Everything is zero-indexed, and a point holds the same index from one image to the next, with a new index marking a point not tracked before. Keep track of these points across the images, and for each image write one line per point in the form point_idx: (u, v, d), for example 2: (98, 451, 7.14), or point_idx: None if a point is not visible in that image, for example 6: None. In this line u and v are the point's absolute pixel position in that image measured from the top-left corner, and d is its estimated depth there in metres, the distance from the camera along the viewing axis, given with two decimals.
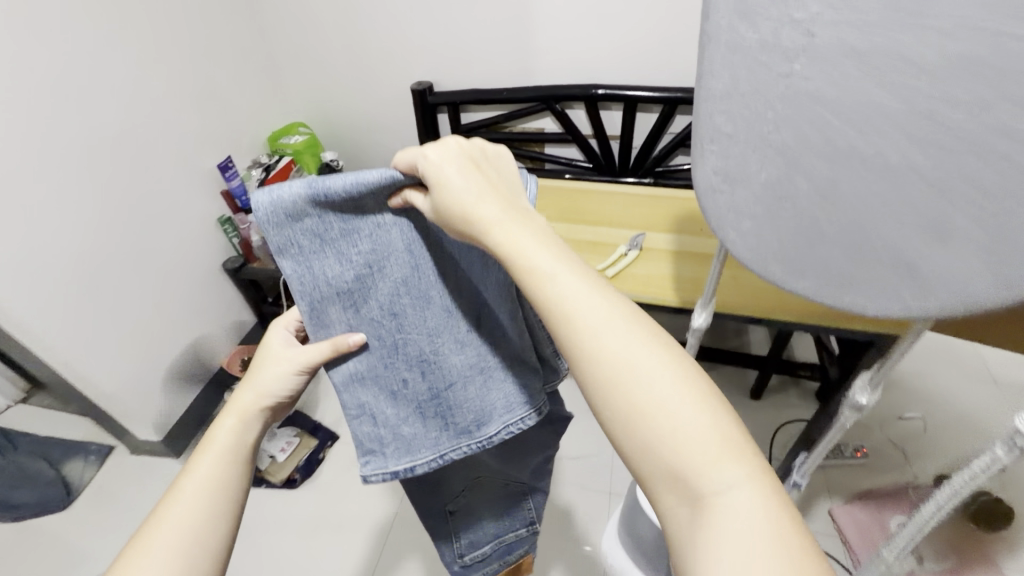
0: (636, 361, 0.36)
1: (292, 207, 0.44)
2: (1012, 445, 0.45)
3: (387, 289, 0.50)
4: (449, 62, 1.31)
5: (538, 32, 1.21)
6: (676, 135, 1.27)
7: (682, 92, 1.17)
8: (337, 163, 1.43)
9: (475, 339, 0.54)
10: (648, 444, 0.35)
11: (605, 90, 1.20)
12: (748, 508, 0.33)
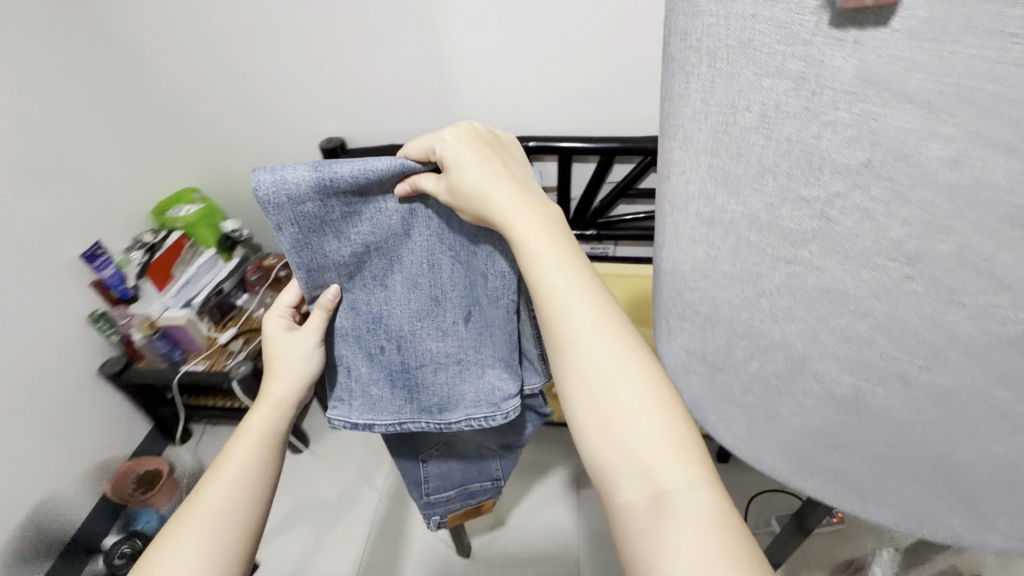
0: (605, 360, 0.56)
1: (291, 189, 0.60)
2: None
3: (392, 264, 0.71)
4: (357, 116, 1.26)
5: (466, 82, 1.18)
6: (617, 185, 1.30)
7: (615, 144, 1.20)
8: (238, 234, 1.38)
9: (457, 328, 0.76)
10: (611, 418, 0.54)
11: (536, 141, 1.21)
12: (699, 501, 0.50)
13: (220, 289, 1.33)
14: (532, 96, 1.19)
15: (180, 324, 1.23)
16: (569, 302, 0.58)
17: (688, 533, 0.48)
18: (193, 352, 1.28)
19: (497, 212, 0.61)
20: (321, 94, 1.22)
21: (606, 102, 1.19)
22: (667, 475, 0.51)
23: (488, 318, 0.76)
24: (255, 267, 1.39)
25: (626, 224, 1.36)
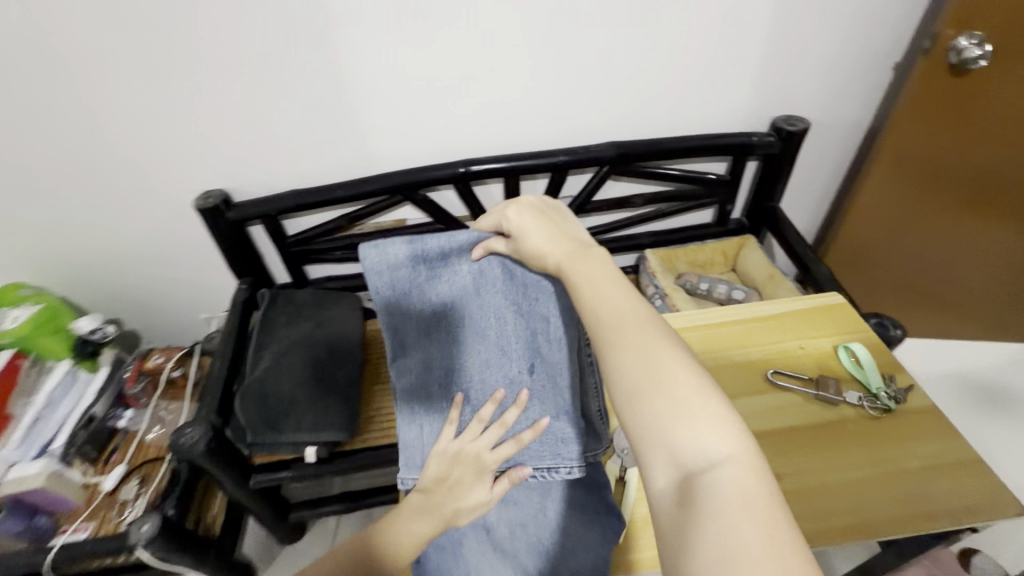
0: (652, 338, 0.46)
1: (391, 255, 0.67)
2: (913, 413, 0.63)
3: (461, 319, 0.69)
4: (240, 161, 1.01)
5: (382, 105, 0.97)
6: (571, 200, 1.14)
7: (565, 157, 1.04)
8: (101, 333, 1.04)
9: (519, 372, 0.68)
10: (637, 395, 0.43)
11: (470, 166, 1.02)
12: (735, 477, 0.38)
13: (90, 414, 1.00)
14: (462, 113, 1.01)
15: (39, 488, 0.88)
16: (614, 305, 0.50)
17: (709, 529, 0.36)
18: (65, 515, 0.93)
19: (566, 259, 0.56)
20: (197, 141, 0.97)
21: (551, 110, 1.03)
22: (691, 454, 0.40)
23: (559, 377, 0.68)
24: (137, 374, 1.06)
25: None
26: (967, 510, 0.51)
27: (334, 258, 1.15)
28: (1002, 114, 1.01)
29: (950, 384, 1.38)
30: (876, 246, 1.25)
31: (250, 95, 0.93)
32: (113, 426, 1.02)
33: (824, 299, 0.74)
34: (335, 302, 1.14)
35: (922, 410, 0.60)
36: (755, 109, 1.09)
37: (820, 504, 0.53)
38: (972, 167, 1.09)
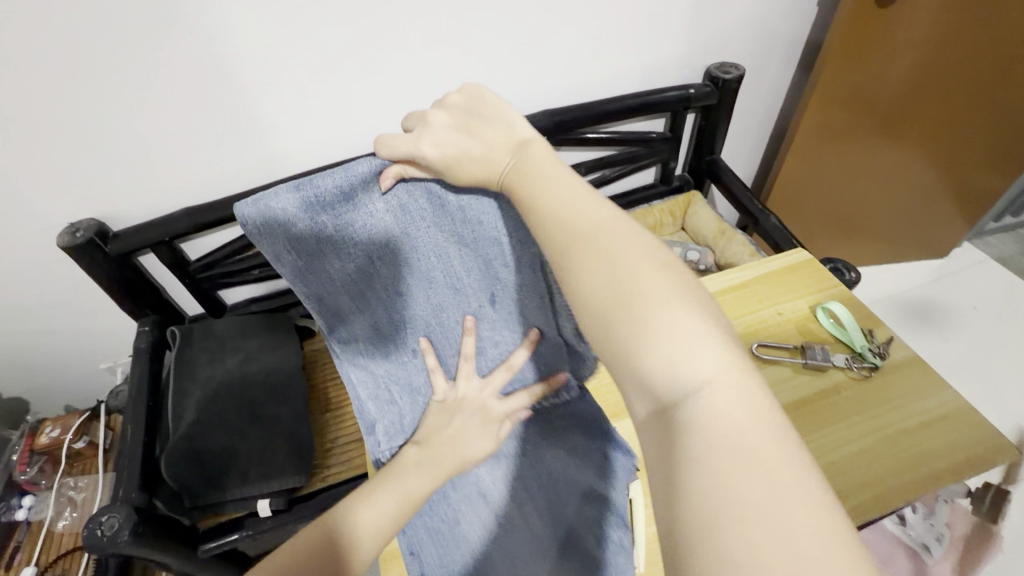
0: (628, 250, 0.36)
1: (273, 212, 0.46)
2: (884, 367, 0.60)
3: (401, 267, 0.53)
4: (112, 181, 0.83)
5: (275, 94, 0.82)
6: None
7: None
8: None
9: (482, 311, 0.57)
10: (605, 315, 0.35)
11: None
12: (716, 405, 0.30)
13: None
14: (373, 95, 0.87)
15: None
16: (576, 217, 0.39)
17: (696, 467, 0.28)
18: None
19: (509, 181, 0.44)
20: (47, 164, 0.78)
21: (475, 80, 0.92)
22: (661, 375, 0.32)
23: (527, 316, 0.57)
24: (27, 456, 0.86)
25: None
26: (966, 463, 0.52)
27: (252, 278, 1.00)
28: (918, 40, 1.01)
29: (886, 306, 1.46)
30: (811, 185, 1.27)
31: (104, 99, 0.75)
32: (11, 519, 0.85)
33: (790, 257, 0.72)
34: (263, 328, 0.99)
35: (905, 364, 0.59)
36: (687, 58, 1.03)
37: (831, 484, 0.51)
38: (892, 96, 1.11)
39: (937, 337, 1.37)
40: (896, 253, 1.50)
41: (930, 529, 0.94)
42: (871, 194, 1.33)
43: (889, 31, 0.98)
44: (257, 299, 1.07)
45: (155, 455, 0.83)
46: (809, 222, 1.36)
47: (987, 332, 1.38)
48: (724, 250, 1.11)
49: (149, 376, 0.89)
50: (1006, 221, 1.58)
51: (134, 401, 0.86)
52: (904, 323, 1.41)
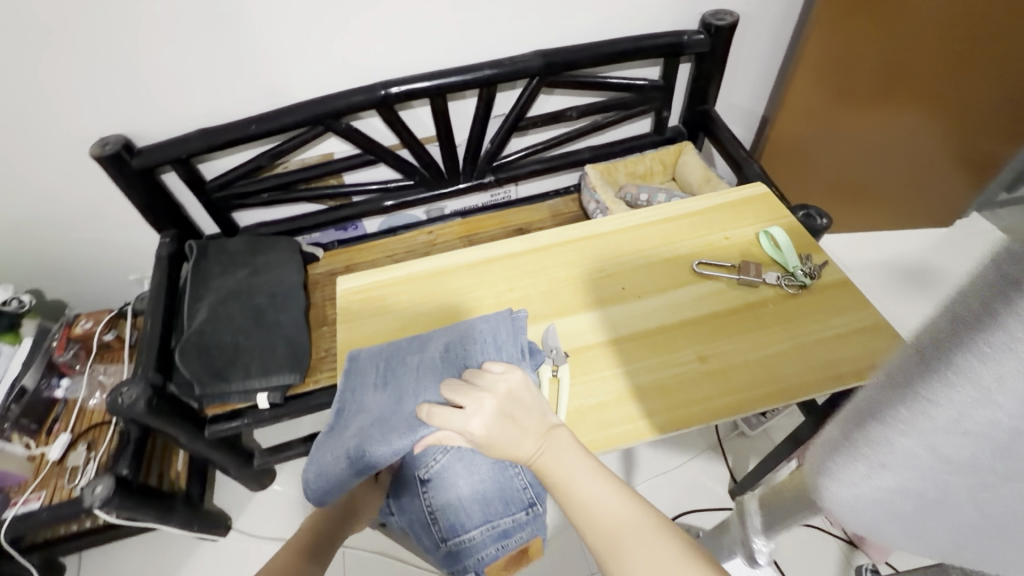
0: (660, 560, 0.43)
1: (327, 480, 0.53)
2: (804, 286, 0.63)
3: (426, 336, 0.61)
4: (136, 101, 0.92)
5: (280, 24, 0.88)
6: (505, 118, 1.10)
7: (491, 71, 0.99)
8: (21, 304, 0.96)
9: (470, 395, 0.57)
10: None
11: (393, 89, 0.96)
12: None
13: (22, 388, 0.93)
14: (371, 30, 0.93)
15: None
16: (596, 502, 0.47)
17: None
18: (15, 488, 0.91)
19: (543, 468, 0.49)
20: (79, 80, 0.87)
21: (469, 18, 0.96)
22: None
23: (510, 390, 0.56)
24: (64, 341, 0.99)
25: (522, 160, 1.19)
26: (869, 368, 0.57)
27: (261, 201, 1.09)
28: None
29: (879, 270, 1.46)
30: (809, 142, 1.27)
31: (129, 22, 0.83)
32: (51, 396, 0.98)
33: (748, 190, 0.75)
34: (269, 247, 1.08)
35: (834, 284, 0.64)
36: (682, 4, 1.05)
37: (741, 378, 0.57)
38: (917, 30, 1.06)
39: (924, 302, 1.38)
40: (893, 219, 1.50)
41: None
42: (870, 158, 1.33)
43: None
44: (266, 223, 1.17)
45: (170, 346, 0.94)
46: (803, 181, 1.37)
47: None
48: None
49: (168, 280, 1.00)
50: None
51: (154, 300, 0.96)
52: (892, 286, 1.42)
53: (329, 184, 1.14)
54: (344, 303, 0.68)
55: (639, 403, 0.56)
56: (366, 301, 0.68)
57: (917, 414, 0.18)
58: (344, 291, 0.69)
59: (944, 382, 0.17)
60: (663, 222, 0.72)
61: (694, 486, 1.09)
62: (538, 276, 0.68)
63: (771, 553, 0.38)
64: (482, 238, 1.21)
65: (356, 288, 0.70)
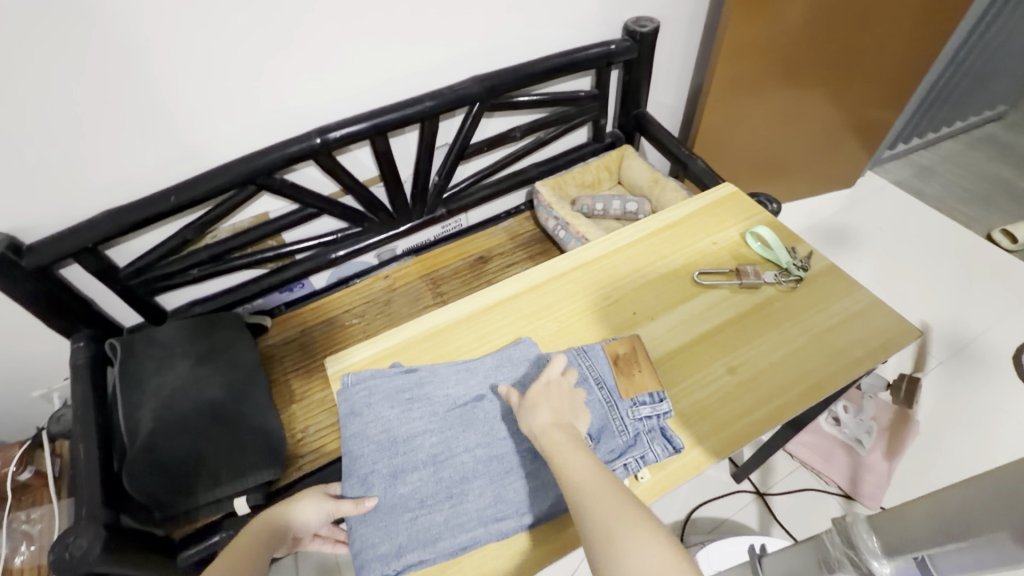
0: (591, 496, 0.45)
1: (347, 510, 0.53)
2: (801, 278, 0.66)
3: (404, 478, 0.54)
4: (15, 191, 0.76)
5: (189, 78, 0.77)
6: (450, 148, 1.05)
7: (431, 102, 0.94)
8: None
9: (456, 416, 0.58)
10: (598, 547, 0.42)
11: (329, 136, 0.88)
12: None
13: None
14: (296, 74, 0.84)
15: None
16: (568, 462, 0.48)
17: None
18: None
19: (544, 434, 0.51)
20: None
21: (400, 49, 0.90)
22: None
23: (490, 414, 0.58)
24: None
25: (471, 187, 1.15)
26: (882, 346, 0.60)
27: (192, 278, 0.96)
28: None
29: (805, 236, 1.59)
30: (729, 131, 1.36)
31: None
32: None
33: (718, 191, 0.78)
34: (211, 328, 0.95)
35: (825, 272, 0.66)
36: (605, 15, 1.06)
37: (770, 383, 0.58)
38: (802, 27, 1.17)
39: (848, 257, 1.51)
40: (807, 188, 1.64)
41: (860, 424, 1.07)
42: (781, 137, 1.44)
43: None
44: (199, 300, 1.03)
45: (113, 469, 0.79)
46: (728, 165, 1.46)
47: (894, 248, 1.53)
48: (659, 199, 1.17)
49: (93, 392, 0.83)
50: (900, 147, 1.75)
51: (81, 421, 0.80)
52: (820, 248, 1.54)
53: (267, 245, 1.03)
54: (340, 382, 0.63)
55: (688, 431, 0.55)
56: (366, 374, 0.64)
57: None
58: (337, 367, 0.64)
59: None
60: (651, 235, 0.72)
61: (700, 479, 1.11)
62: (547, 314, 0.65)
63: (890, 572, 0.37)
64: (445, 273, 1.15)
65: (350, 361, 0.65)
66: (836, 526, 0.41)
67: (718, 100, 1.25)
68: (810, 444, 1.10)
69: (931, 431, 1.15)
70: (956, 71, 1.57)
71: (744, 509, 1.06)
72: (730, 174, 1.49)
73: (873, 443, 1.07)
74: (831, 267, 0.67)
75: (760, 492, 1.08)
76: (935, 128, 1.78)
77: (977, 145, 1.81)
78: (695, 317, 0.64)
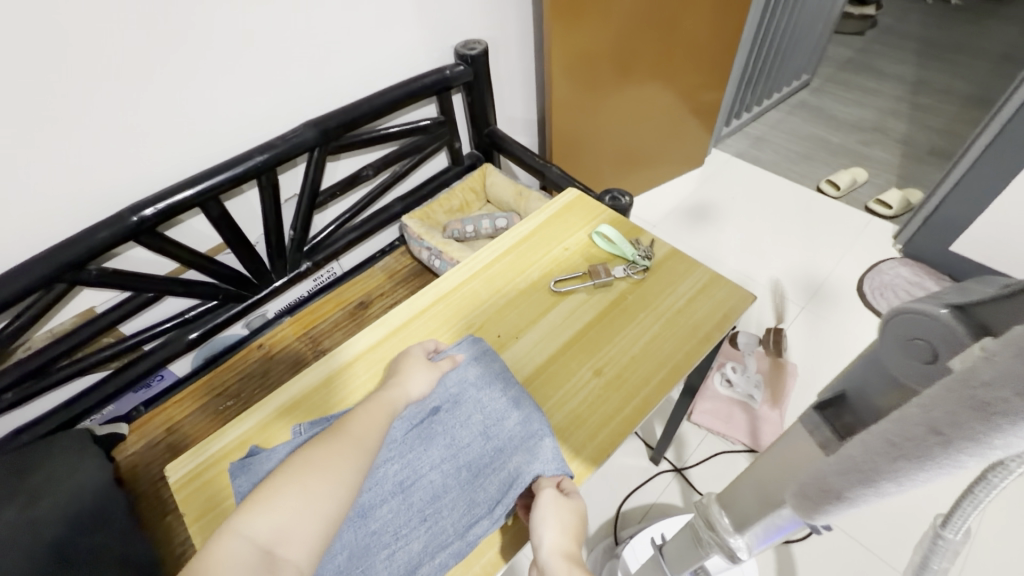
0: None
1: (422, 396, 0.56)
2: (642, 268, 0.69)
3: (374, 517, 0.50)
4: None
5: None
6: (299, 199, 0.99)
7: (263, 156, 0.88)
8: None
9: (423, 441, 0.54)
10: None
11: (148, 211, 0.79)
12: None
13: None
14: (87, 151, 0.75)
15: None
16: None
17: None
18: None
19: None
20: None
21: (213, 105, 0.83)
22: None
23: (456, 428, 0.55)
24: None
25: (335, 234, 1.10)
26: (725, 316, 0.64)
27: (7, 404, 0.81)
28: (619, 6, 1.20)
29: (673, 217, 1.71)
30: (582, 133, 1.43)
31: None
32: None
33: (564, 197, 0.80)
34: (43, 457, 0.80)
35: (667, 257, 0.70)
36: (432, 43, 1.06)
37: (635, 376, 0.59)
38: (621, 31, 1.26)
39: (709, 230, 1.64)
40: (665, 172, 1.77)
41: (749, 381, 1.17)
42: (628, 132, 1.55)
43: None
44: (29, 425, 0.88)
45: None
46: (589, 166, 1.53)
47: (747, 214, 1.69)
48: (527, 210, 1.19)
49: None
50: (734, 124, 1.95)
51: None
52: (683, 226, 1.67)
53: (103, 344, 0.90)
54: (186, 484, 0.55)
55: (566, 443, 0.55)
56: (216, 466, 0.56)
57: (893, 478, 0.25)
58: (180, 468, 0.56)
59: (896, 465, 0.24)
60: (505, 253, 0.72)
61: (622, 470, 1.13)
62: None
63: (747, 545, 0.45)
64: (325, 328, 1.07)
65: (197, 457, 0.57)
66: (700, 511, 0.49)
67: (562, 109, 1.31)
68: (712, 411, 1.17)
69: (808, 371, 1.27)
70: (760, 51, 1.78)
71: (667, 489, 1.10)
72: (593, 173, 1.57)
73: (764, 396, 1.16)
74: (670, 251, 0.71)
75: (678, 468, 1.12)
76: (758, 102, 2.00)
77: (795, 111, 2.07)
78: (564, 327, 0.64)
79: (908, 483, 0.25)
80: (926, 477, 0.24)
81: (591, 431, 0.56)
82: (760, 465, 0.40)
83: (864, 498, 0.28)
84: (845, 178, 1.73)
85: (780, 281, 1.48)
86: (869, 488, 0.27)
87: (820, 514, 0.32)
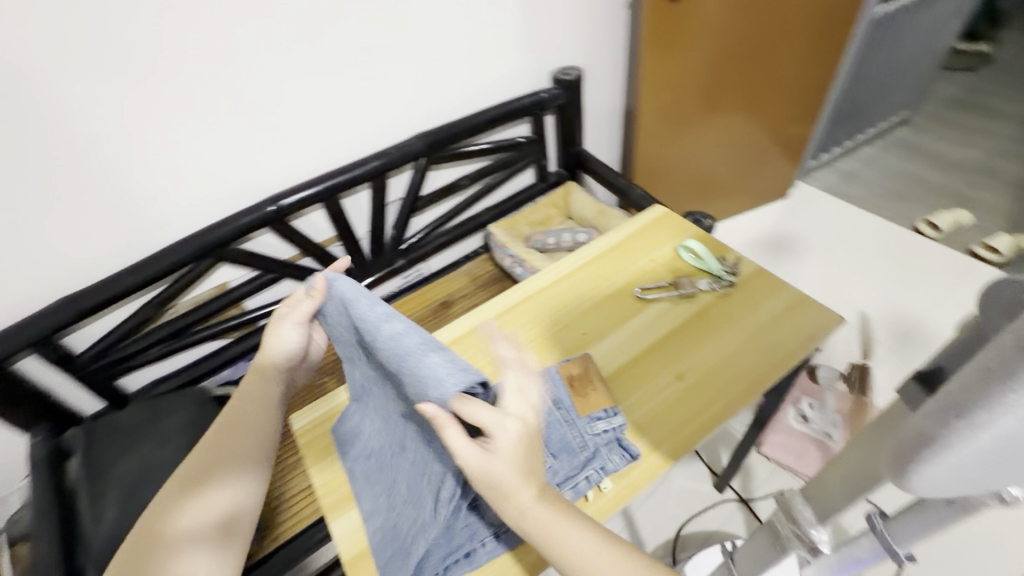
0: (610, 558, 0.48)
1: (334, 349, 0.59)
2: (728, 284, 0.71)
3: (407, 450, 0.59)
4: None
5: (138, 165, 0.80)
6: (402, 203, 1.10)
7: (378, 162, 0.99)
8: None
9: None
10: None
11: (280, 204, 0.92)
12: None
13: None
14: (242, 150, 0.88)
15: None
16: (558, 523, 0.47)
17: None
18: None
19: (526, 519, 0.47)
20: None
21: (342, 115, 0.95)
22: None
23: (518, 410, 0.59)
24: None
25: (427, 237, 1.20)
26: (811, 337, 0.65)
27: (152, 356, 0.95)
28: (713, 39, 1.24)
29: (751, 247, 1.68)
30: (664, 158, 1.46)
31: None
32: None
33: (651, 213, 0.83)
34: (175, 406, 0.93)
35: (753, 275, 0.72)
36: (532, 68, 1.15)
37: (715, 384, 0.61)
38: (713, 62, 1.29)
39: (790, 263, 1.60)
40: (746, 202, 1.75)
41: (825, 417, 1.13)
42: (712, 160, 1.56)
43: (690, 28, 1.19)
44: (162, 379, 1.02)
45: None
46: (668, 190, 1.55)
47: (833, 249, 1.63)
48: (607, 227, 1.23)
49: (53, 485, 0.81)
50: (823, 158, 1.90)
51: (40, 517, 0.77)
52: (762, 257, 1.64)
53: (228, 315, 1.04)
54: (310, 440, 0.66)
55: (645, 439, 0.58)
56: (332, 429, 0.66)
57: (969, 417, 0.30)
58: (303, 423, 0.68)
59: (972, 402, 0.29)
60: (592, 259, 0.77)
61: (685, 493, 1.12)
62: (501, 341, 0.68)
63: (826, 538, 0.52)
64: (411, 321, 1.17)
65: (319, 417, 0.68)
66: (782, 507, 0.56)
67: (647, 134, 1.36)
68: (784, 445, 1.13)
69: None
70: (856, 85, 1.73)
71: (730, 519, 1.07)
72: (672, 197, 1.59)
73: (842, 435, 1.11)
74: (756, 270, 0.73)
75: (744, 499, 1.10)
76: (851, 137, 1.94)
77: (891, 147, 1.98)
78: (644, 332, 0.67)
79: (983, 424, 0.29)
80: (998, 411, 0.28)
81: (667, 428, 0.59)
82: (858, 446, 0.45)
83: (948, 446, 0.32)
84: (946, 219, 1.63)
85: (867, 320, 1.42)
86: (952, 434, 0.31)
87: (910, 477, 0.35)
